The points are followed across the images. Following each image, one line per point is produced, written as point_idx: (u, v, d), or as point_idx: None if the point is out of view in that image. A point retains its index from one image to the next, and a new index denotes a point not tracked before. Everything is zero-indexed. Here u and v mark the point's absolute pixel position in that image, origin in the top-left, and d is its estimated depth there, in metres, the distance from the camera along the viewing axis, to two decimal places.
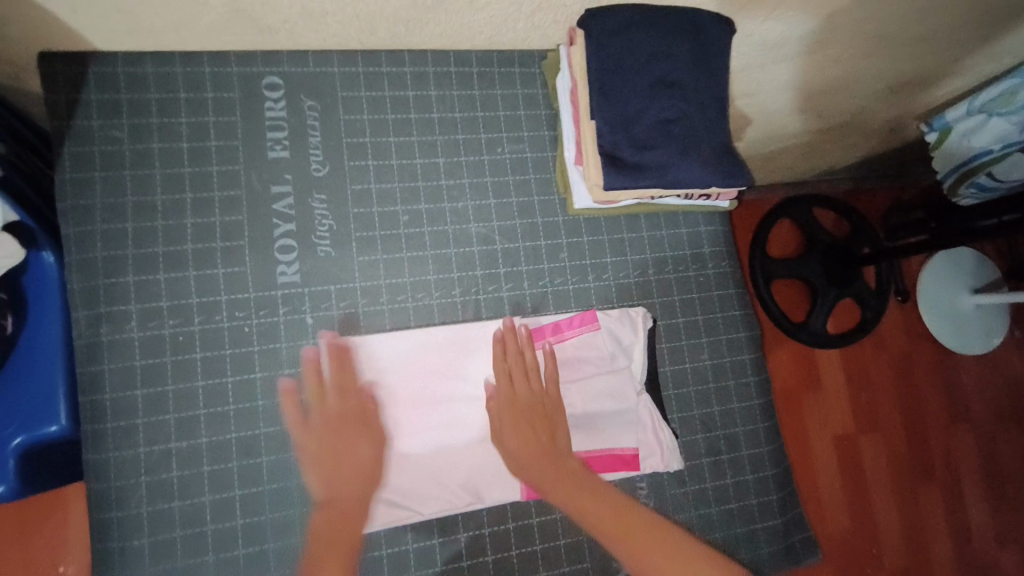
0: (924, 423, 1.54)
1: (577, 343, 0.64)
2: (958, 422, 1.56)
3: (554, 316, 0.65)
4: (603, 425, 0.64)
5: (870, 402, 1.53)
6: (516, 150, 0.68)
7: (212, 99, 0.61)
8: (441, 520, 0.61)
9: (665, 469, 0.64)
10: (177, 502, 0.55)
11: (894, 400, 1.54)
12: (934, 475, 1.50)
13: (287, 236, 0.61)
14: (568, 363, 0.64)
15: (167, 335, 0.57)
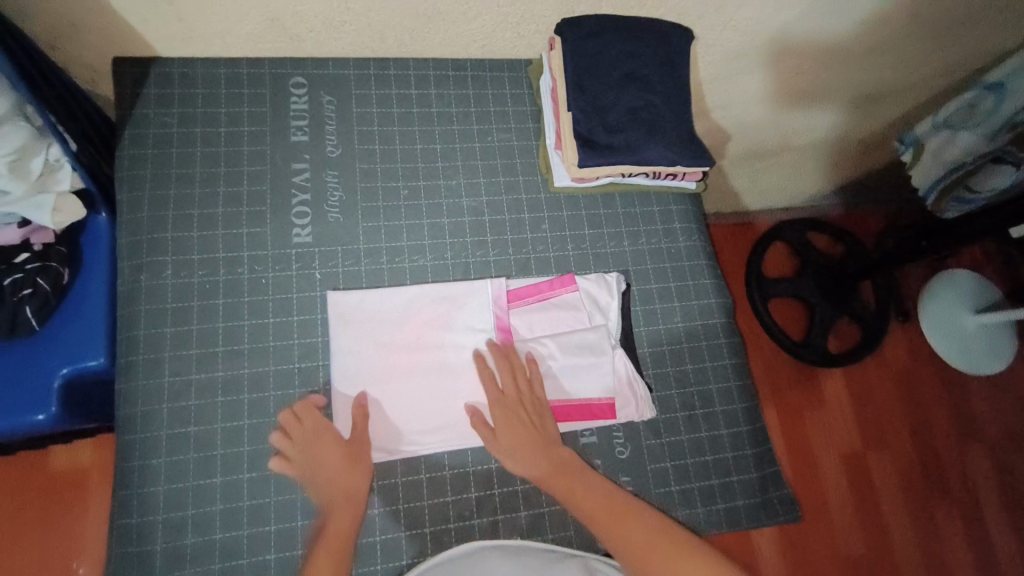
0: (934, 440, 1.50)
1: (558, 302, 0.72)
2: (969, 441, 1.52)
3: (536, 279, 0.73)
4: (583, 375, 0.69)
5: (877, 418, 1.50)
6: (504, 139, 0.78)
7: (246, 94, 0.72)
8: (428, 456, 0.65)
9: (640, 418, 0.70)
10: (193, 426, 0.61)
11: (900, 417, 1.51)
12: (947, 494, 1.46)
13: (303, 204, 0.70)
14: (549, 319, 0.71)
15: (196, 283, 0.65)
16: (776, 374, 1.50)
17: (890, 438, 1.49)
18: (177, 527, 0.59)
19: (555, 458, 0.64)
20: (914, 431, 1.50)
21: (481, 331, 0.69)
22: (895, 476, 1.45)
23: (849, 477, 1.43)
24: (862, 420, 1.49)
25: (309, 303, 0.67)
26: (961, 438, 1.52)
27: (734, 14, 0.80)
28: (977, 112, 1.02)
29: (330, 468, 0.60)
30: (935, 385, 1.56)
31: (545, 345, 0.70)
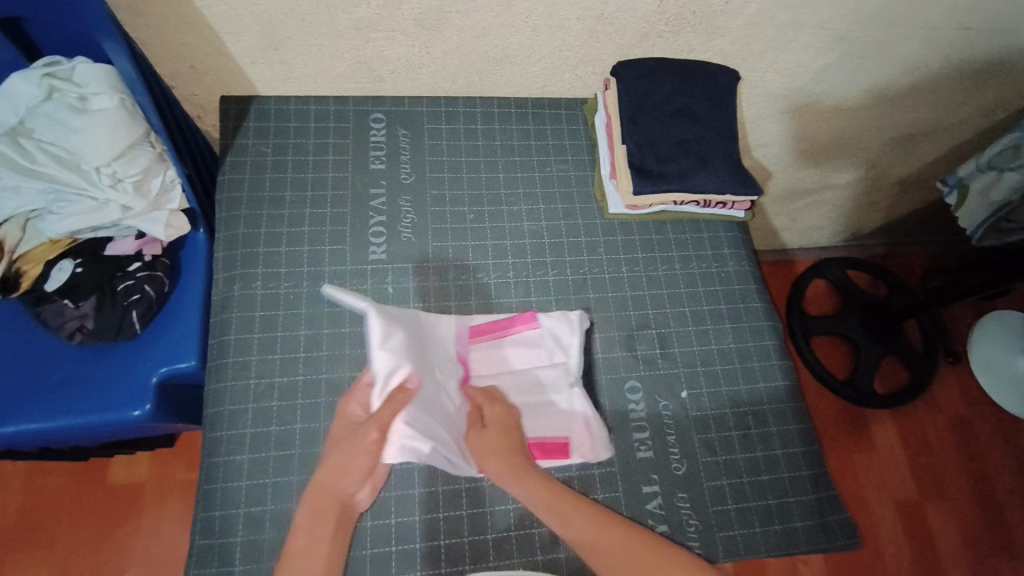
0: (996, 491, 1.43)
1: (519, 340, 0.72)
2: None
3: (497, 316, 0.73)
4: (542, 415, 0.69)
5: (932, 465, 1.44)
6: (562, 169, 0.84)
7: (332, 127, 0.80)
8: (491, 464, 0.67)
9: (596, 460, 0.68)
10: (274, 426, 0.65)
11: (958, 465, 1.45)
12: (1015, 551, 1.37)
13: (379, 225, 0.76)
14: (507, 358, 0.71)
15: (282, 293, 0.71)
16: (823, 417, 1.46)
17: (948, 488, 1.42)
18: (257, 522, 0.62)
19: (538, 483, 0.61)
20: (973, 481, 1.44)
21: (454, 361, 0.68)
22: (955, 530, 1.38)
23: (904, 528, 1.37)
24: (917, 466, 1.44)
25: (381, 315, 0.72)
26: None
27: (777, 58, 0.86)
28: (1020, 154, 1.03)
29: (325, 473, 0.58)
30: (993, 433, 1.49)
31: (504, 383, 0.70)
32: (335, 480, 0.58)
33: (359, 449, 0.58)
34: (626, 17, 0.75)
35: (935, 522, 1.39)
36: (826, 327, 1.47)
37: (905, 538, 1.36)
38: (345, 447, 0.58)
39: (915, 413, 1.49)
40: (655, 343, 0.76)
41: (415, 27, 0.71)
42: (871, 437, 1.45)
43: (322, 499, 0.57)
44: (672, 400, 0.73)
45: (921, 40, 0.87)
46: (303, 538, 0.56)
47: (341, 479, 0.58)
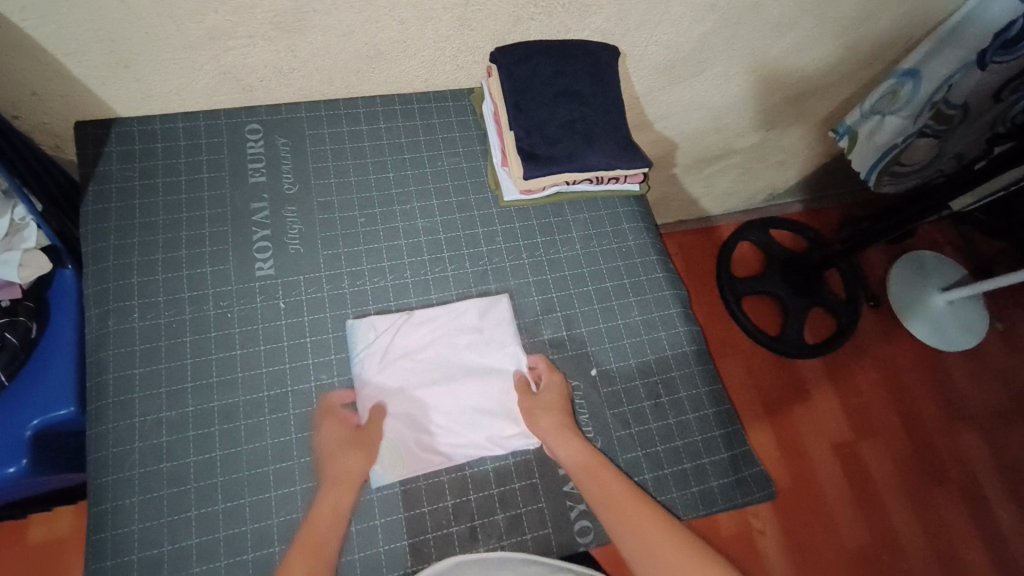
0: (923, 423, 1.51)
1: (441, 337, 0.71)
2: (958, 420, 1.53)
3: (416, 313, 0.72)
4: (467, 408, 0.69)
5: (864, 406, 1.51)
6: (454, 161, 0.83)
7: (204, 143, 0.76)
8: (400, 469, 0.65)
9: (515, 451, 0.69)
10: (166, 462, 0.62)
11: (886, 403, 1.52)
12: (945, 476, 1.46)
13: (264, 239, 0.73)
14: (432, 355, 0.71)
15: (163, 323, 0.67)
16: (759, 376, 1.51)
17: (880, 427, 1.49)
18: (153, 565, 0.59)
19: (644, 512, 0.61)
20: (902, 416, 1.51)
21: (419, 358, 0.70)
22: (891, 465, 1.45)
23: (844, 472, 1.43)
24: (850, 410, 1.50)
25: (275, 332, 0.69)
26: (950, 417, 1.53)
27: (655, 30, 0.86)
28: (898, 98, 1.12)
29: (334, 469, 0.62)
30: (915, 368, 1.58)
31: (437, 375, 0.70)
32: (348, 475, 0.62)
33: (367, 449, 0.64)
34: (494, 3, 0.73)
35: (871, 460, 1.46)
36: (753, 287, 1.51)
37: (845, 478, 1.43)
38: (355, 447, 0.64)
39: (844, 359, 1.56)
40: (561, 326, 0.76)
41: (274, 30, 0.68)
42: (805, 388, 1.51)
43: (337, 491, 0.61)
44: (582, 379, 0.73)
45: (790, 1, 0.89)
46: (324, 518, 0.59)
47: (352, 474, 0.62)
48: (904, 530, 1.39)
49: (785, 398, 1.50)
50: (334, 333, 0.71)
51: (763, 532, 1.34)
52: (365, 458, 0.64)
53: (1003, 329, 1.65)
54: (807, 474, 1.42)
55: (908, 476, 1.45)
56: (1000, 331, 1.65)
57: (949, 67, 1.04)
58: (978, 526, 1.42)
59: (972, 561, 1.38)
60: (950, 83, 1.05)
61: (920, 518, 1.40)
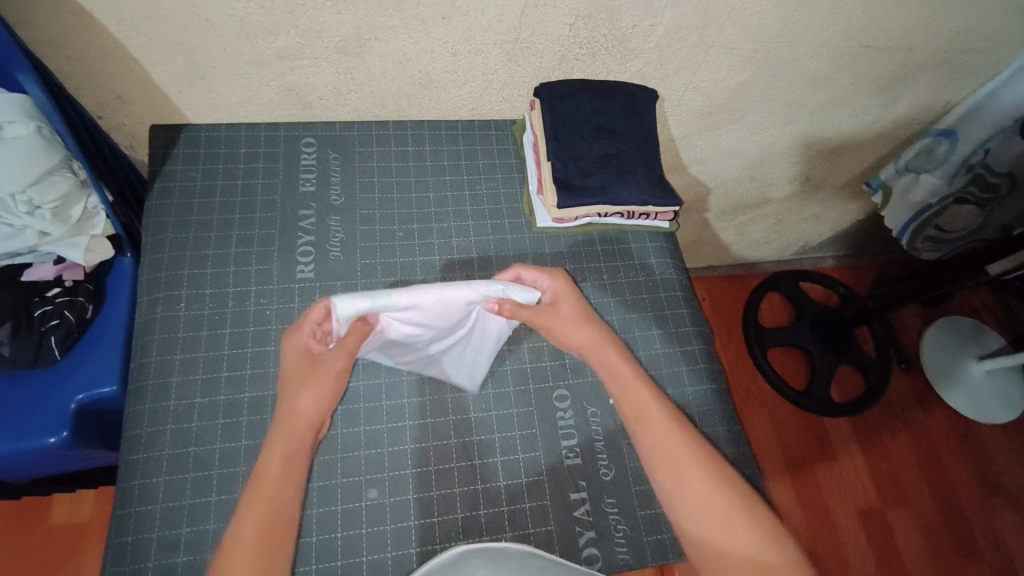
0: (955, 494, 1.44)
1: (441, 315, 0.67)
2: (993, 495, 1.45)
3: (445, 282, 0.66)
4: (388, 353, 0.68)
5: (892, 472, 1.45)
6: (491, 187, 0.87)
7: (263, 153, 0.82)
8: (393, 452, 0.67)
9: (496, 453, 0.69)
10: (193, 447, 0.65)
11: (916, 470, 1.46)
12: (978, 554, 1.38)
13: (308, 245, 0.77)
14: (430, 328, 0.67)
15: (206, 315, 0.72)
16: (783, 430, 1.47)
17: (909, 495, 1.43)
18: (170, 545, 0.61)
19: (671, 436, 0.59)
20: (932, 485, 1.45)
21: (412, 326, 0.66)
22: (919, 537, 1.38)
23: (868, 538, 1.37)
24: (877, 473, 1.45)
25: None
26: (985, 491, 1.45)
27: (694, 77, 0.90)
28: (934, 157, 1.14)
29: (290, 407, 0.58)
30: (949, 437, 1.51)
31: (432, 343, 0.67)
32: (307, 413, 0.59)
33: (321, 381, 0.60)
34: (541, 41, 0.78)
35: (897, 528, 1.39)
36: (780, 338, 1.49)
37: (869, 544, 1.36)
38: (313, 378, 0.60)
39: (872, 420, 1.51)
40: None
41: (337, 54, 0.74)
42: (830, 446, 1.46)
43: (295, 430, 0.58)
44: (600, 406, 0.74)
45: (826, 57, 0.92)
46: (280, 455, 0.56)
47: (308, 412, 0.59)
48: None
49: (808, 454, 1.45)
50: None
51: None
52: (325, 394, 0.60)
53: None
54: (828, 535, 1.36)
55: (937, 550, 1.37)
56: None
57: (986, 131, 1.08)
58: None
59: None
60: (988, 148, 1.09)
61: None
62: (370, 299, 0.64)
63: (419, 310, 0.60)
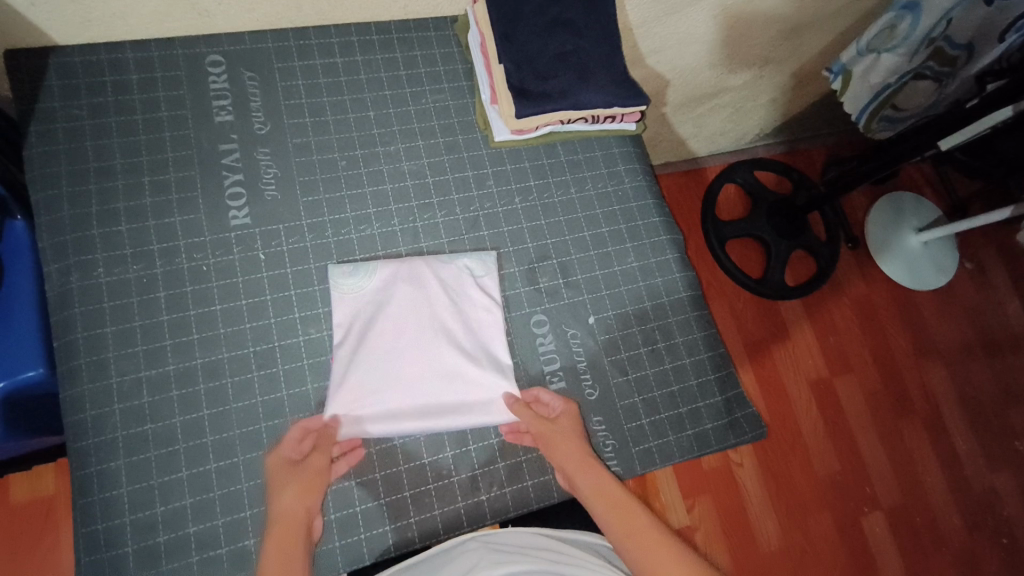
0: (894, 358, 1.58)
1: (435, 314, 0.67)
2: (926, 355, 1.59)
3: (438, 277, 0.68)
4: (391, 371, 0.64)
5: (840, 345, 1.56)
6: (439, 99, 0.77)
7: (160, 78, 0.69)
8: (372, 412, 0.63)
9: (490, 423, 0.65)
10: (150, 424, 0.59)
11: (861, 340, 1.57)
12: (911, 407, 1.54)
13: (236, 185, 0.68)
14: (427, 333, 0.66)
15: (132, 278, 0.63)
16: (743, 318, 1.53)
17: (855, 363, 1.55)
18: (147, 526, 0.57)
19: (629, 508, 0.61)
20: (874, 353, 1.57)
21: (410, 327, 0.66)
22: (862, 400, 1.52)
23: (820, 407, 1.49)
24: (827, 348, 1.55)
25: (256, 286, 0.65)
26: (919, 352, 1.59)
27: None
28: (896, 33, 1.05)
29: (281, 510, 0.56)
30: (890, 306, 1.62)
31: (421, 346, 0.66)
32: (296, 515, 0.56)
33: (312, 485, 0.58)
34: None
35: (844, 395, 1.52)
36: (739, 231, 1.51)
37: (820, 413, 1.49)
38: (303, 482, 0.58)
39: (823, 300, 1.59)
40: (557, 273, 0.73)
41: None
42: (786, 329, 1.54)
43: (286, 534, 0.55)
44: (580, 327, 0.72)
45: None
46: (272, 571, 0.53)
47: (297, 516, 0.56)
48: (873, 460, 1.47)
49: (767, 339, 1.53)
50: (319, 285, 0.67)
51: (748, 470, 1.40)
52: (312, 492, 0.58)
53: (972, 268, 1.70)
54: (785, 410, 1.47)
55: (877, 410, 1.52)
56: (969, 270, 1.70)
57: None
58: (940, 453, 1.51)
59: (934, 485, 1.48)
60: (951, 19, 0.99)
61: (889, 448, 1.49)
62: (372, 297, 0.66)
63: (399, 288, 0.67)
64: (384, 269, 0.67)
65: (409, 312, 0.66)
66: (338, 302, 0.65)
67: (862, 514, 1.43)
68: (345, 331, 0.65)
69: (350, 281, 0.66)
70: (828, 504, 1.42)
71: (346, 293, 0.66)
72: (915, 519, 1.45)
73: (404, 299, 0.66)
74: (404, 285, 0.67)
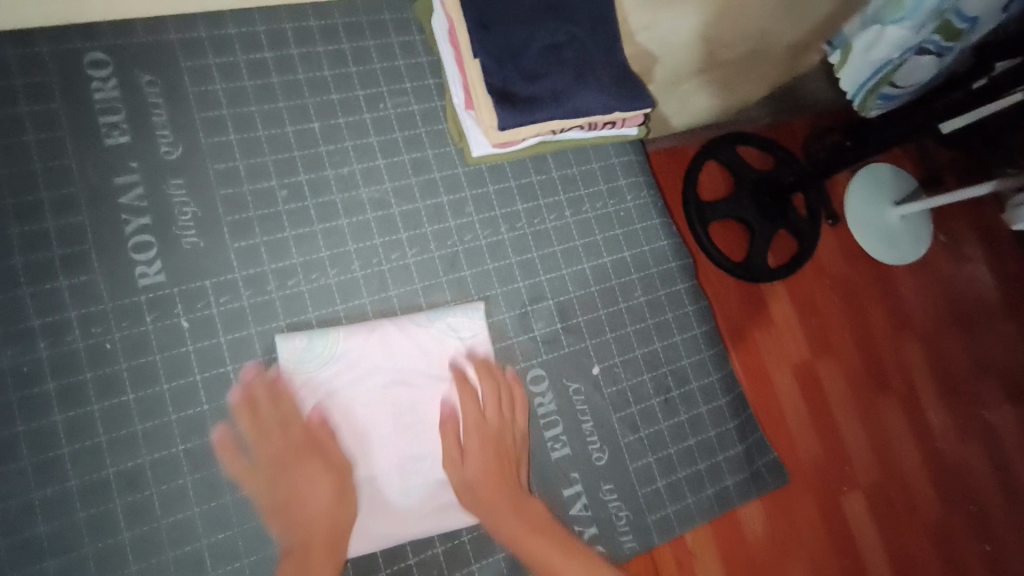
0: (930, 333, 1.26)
1: (415, 394, 0.55)
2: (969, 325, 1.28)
3: (416, 345, 0.56)
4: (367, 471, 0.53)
5: (868, 321, 1.22)
6: (400, 103, 0.62)
7: (20, 87, 0.51)
8: None
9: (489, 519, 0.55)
10: (50, 560, 0.45)
11: (892, 313, 1.24)
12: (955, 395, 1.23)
13: (142, 232, 0.52)
14: (408, 417, 0.54)
15: (5, 369, 0.47)
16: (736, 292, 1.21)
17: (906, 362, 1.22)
18: None
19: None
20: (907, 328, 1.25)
21: (386, 413, 0.54)
22: (899, 391, 1.20)
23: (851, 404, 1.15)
24: (854, 326, 1.21)
25: (180, 364, 0.51)
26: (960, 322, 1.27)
27: None
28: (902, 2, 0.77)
29: (292, 485, 0.50)
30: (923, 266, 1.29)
31: (403, 431, 0.54)
32: (317, 491, 0.50)
33: (311, 452, 0.51)
34: None
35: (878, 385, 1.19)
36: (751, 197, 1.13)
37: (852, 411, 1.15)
38: (295, 448, 0.51)
39: (848, 272, 1.24)
40: (554, 317, 0.62)
41: None
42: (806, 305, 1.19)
43: (313, 511, 0.50)
44: (584, 380, 0.61)
45: None
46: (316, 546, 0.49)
47: (314, 489, 0.50)
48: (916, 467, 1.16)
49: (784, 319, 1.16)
50: (264, 357, 0.53)
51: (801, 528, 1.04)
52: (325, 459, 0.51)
53: None
54: (812, 411, 1.12)
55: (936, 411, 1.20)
56: None
57: None
58: (995, 452, 1.20)
59: (993, 495, 1.18)
60: None
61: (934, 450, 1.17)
62: (336, 379, 0.53)
63: (366, 364, 0.54)
64: (346, 338, 0.54)
65: (381, 395, 0.54)
66: (299, 396, 0.52)
67: (913, 540, 1.11)
68: (304, 430, 0.52)
69: (302, 358, 0.53)
70: (872, 532, 1.08)
71: (299, 375, 0.53)
72: (978, 541, 1.14)
73: (377, 375, 0.54)
74: (373, 359, 0.54)
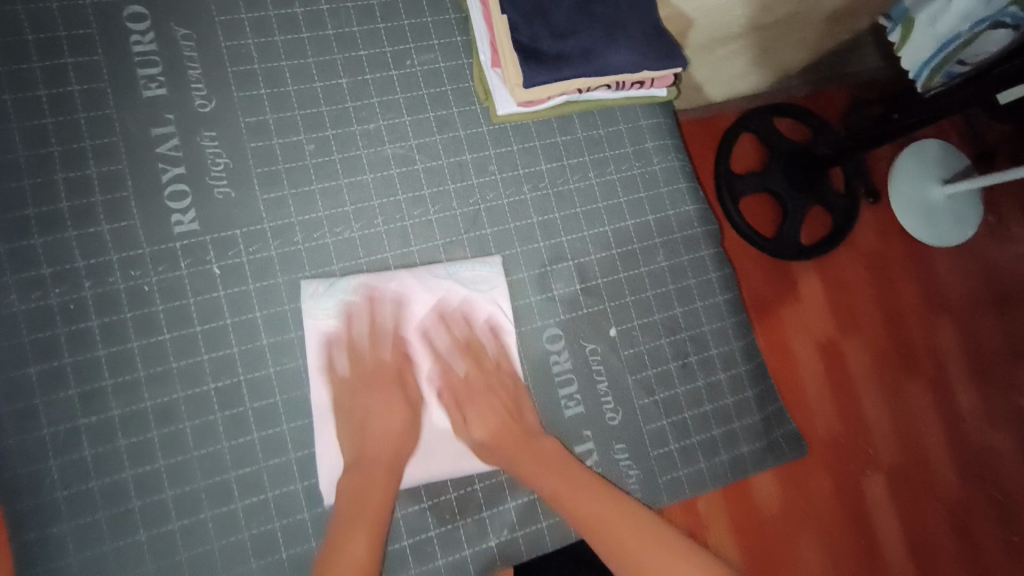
0: (968, 312, 1.20)
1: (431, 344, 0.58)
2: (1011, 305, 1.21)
3: (432, 299, 0.59)
4: None
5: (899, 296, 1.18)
6: (427, 60, 0.62)
7: (65, 39, 0.53)
8: None
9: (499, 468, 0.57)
10: (94, 481, 0.49)
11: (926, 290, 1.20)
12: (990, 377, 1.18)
13: (178, 181, 0.54)
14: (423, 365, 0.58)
15: (53, 305, 0.50)
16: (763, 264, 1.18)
17: (937, 343, 1.18)
18: None
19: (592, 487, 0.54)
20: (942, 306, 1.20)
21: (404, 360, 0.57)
22: (928, 369, 1.16)
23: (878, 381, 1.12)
24: (884, 302, 1.17)
25: (213, 307, 0.53)
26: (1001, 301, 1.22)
27: None
28: None
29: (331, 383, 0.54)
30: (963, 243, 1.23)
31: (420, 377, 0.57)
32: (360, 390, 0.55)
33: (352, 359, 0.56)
34: None
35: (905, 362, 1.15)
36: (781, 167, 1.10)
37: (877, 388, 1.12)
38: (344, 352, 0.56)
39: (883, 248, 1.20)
40: (573, 279, 0.62)
41: None
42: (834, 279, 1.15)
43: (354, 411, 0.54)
44: (600, 341, 0.62)
45: None
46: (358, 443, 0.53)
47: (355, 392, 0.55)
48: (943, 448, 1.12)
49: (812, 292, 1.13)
50: (290, 304, 0.55)
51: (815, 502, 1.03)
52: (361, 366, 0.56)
53: None
54: (835, 386, 1.10)
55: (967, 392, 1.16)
56: None
57: None
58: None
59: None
60: None
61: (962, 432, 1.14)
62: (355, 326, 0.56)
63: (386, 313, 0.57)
64: (375, 284, 0.57)
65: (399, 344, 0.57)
66: (320, 341, 0.55)
67: (935, 521, 1.08)
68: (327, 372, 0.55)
69: (323, 305, 0.55)
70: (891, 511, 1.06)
71: (321, 322, 0.55)
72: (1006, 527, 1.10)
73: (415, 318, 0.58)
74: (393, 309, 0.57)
